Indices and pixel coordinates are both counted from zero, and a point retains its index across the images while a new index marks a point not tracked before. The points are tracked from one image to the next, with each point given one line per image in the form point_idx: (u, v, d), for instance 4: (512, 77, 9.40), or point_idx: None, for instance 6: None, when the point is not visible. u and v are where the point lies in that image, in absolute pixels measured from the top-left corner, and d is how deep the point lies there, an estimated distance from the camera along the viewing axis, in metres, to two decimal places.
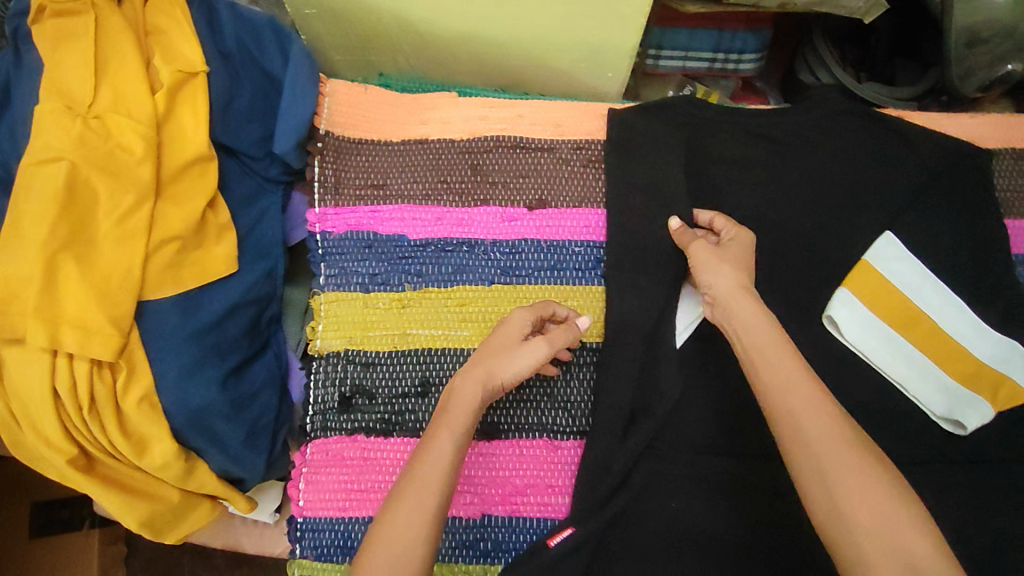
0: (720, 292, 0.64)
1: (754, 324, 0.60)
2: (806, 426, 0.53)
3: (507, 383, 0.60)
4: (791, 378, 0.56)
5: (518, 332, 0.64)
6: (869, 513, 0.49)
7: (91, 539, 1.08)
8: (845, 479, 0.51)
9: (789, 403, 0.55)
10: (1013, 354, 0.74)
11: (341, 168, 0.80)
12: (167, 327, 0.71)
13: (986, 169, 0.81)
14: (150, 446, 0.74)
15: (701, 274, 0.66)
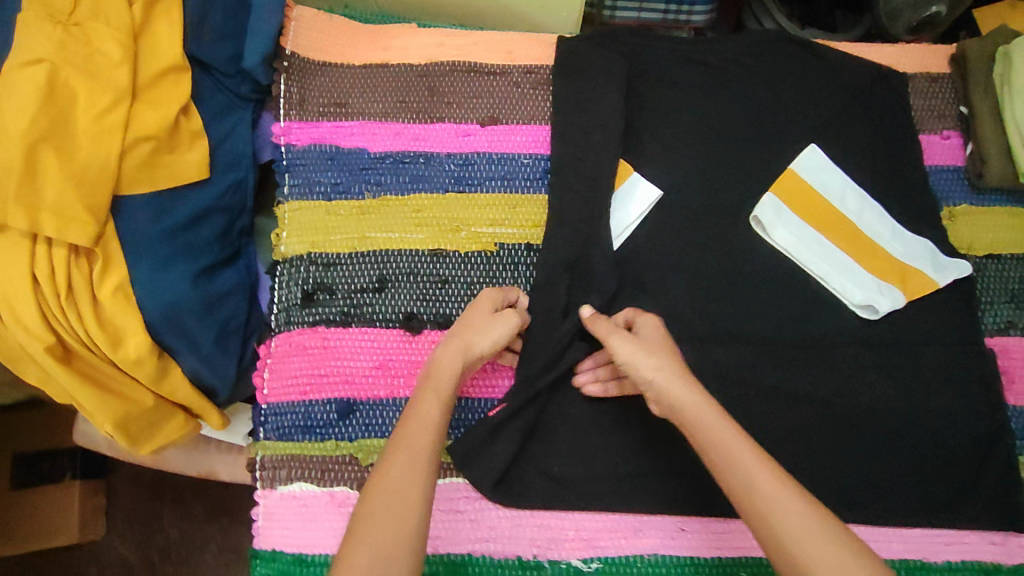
0: (661, 391, 0.63)
1: (699, 409, 0.61)
2: (766, 496, 0.56)
3: (484, 353, 0.67)
4: (737, 451, 0.59)
5: (489, 307, 0.70)
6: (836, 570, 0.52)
7: (72, 492, 1.12)
8: (812, 547, 0.53)
9: (747, 479, 0.57)
10: (922, 251, 0.81)
11: (305, 87, 0.87)
12: (142, 224, 0.79)
13: (901, 89, 0.88)
14: (124, 339, 0.80)
15: (635, 371, 0.65)
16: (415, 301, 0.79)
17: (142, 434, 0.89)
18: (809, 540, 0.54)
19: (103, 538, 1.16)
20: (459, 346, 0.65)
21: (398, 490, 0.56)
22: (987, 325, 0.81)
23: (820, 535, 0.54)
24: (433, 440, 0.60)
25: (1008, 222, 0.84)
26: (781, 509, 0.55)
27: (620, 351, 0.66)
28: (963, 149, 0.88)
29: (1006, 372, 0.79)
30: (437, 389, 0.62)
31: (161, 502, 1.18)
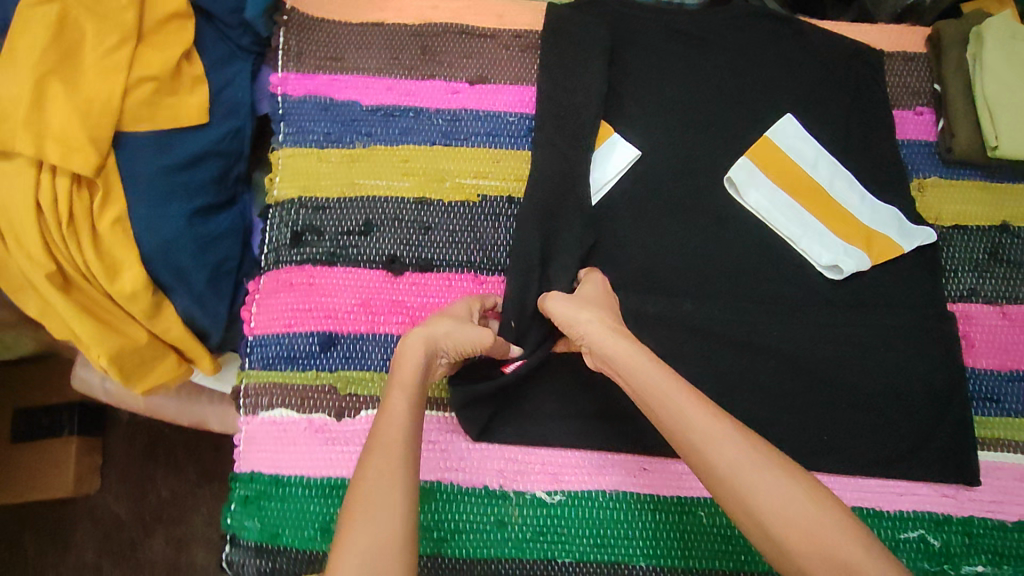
0: (594, 341, 0.66)
1: (633, 359, 0.63)
2: (704, 441, 0.57)
3: (446, 351, 0.65)
4: (686, 412, 0.59)
5: (463, 311, 0.69)
6: (773, 497, 0.54)
7: (69, 447, 1.12)
8: (752, 481, 0.55)
9: (684, 425, 0.59)
10: (891, 218, 0.83)
11: (303, 41, 0.91)
12: (141, 161, 0.82)
13: (876, 65, 0.91)
14: (120, 272, 0.83)
15: (570, 326, 0.68)
16: (398, 245, 0.83)
17: (132, 373, 0.91)
18: (746, 473, 0.55)
19: (96, 496, 1.16)
20: (422, 341, 0.63)
21: (378, 488, 0.55)
22: (948, 292, 0.82)
23: (757, 467, 0.56)
24: (407, 432, 0.59)
25: (974, 194, 0.87)
26: (719, 452, 0.57)
27: (559, 309, 0.69)
28: (935, 125, 0.91)
29: (966, 337, 0.81)
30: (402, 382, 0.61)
31: (155, 463, 1.18)
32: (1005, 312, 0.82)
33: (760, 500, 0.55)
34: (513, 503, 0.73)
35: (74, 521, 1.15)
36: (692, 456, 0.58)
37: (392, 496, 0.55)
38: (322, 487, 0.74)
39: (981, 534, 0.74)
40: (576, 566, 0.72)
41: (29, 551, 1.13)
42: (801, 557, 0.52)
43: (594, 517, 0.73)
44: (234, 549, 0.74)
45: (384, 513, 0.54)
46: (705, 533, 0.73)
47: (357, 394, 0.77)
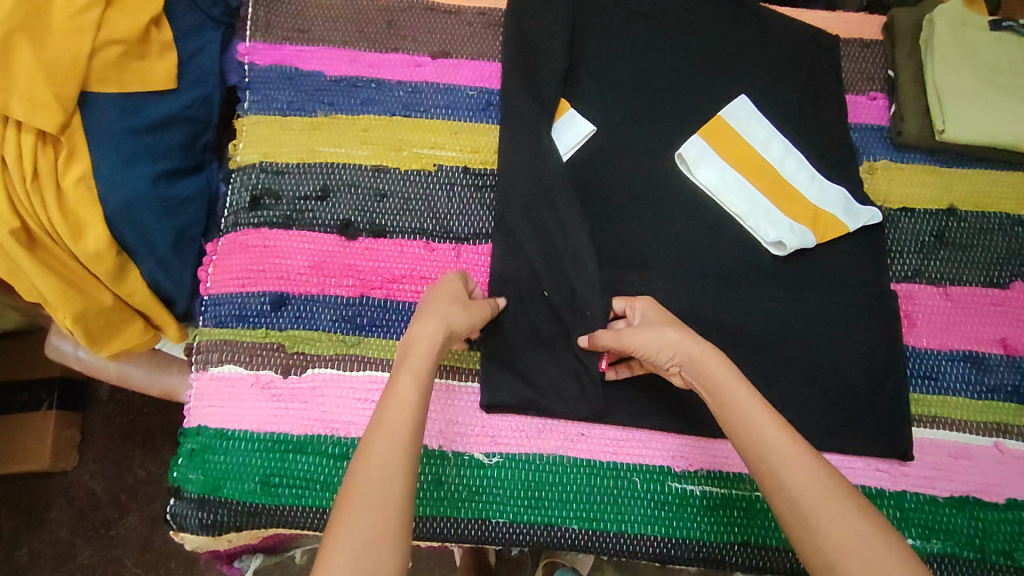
0: (685, 361, 0.66)
1: (725, 378, 0.63)
2: (785, 462, 0.56)
3: (456, 332, 0.67)
4: (766, 430, 0.58)
5: (460, 287, 0.72)
6: (842, 526, 0.52)
7: (48, 421, 1.13)
8: (824, 507, 0.53)
9: (761, 442, 0.58)
10: (838, 198, 0.85)
11: (272, 12, 0.93)
12: (107, 122, 0.84)
13: (831, 52, 0.93)
14: (84, 232, 0.84)
15: (655, 353, 0.67)
16: (354, 211, 0.84)
17: (100, 335, 0.93)
18: (816, 498, 0.54)
19: (73, 473, 1.16)
20: (436, 322, 0.65)
21: (381, 473, 0.54)
22: (893, 273, 0.84)
23: (829, 497, 0.54)
24: (409, 417, 0.58)
25: (922, 177, 0.88)
26: (794, 474, 0.55)
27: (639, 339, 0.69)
28: (887, 110, 0.92)
29: (907, 316, 0.82)
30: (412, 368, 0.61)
31: (133, 444, 1.18)
32: (948, 294, 0.83)
33: (827, 527, 0.52)
34: (451, 464, 0.74)
35: (50, 497, 1.15)
36: (763, 472, 0.57)
37: (392, 483, 0.54)
38: (266, 442, 0.75)
39: (913, 508, 0.75)
40: (510, 526, 0.73)
41: (5, 526, 1.14)
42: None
43: (529, 479, 0.74)
44: (176, 501, 0.75)
45: (382, 501, 0.53)
46: (639, 498, 0.74)
47: (305, 353, 0.78)
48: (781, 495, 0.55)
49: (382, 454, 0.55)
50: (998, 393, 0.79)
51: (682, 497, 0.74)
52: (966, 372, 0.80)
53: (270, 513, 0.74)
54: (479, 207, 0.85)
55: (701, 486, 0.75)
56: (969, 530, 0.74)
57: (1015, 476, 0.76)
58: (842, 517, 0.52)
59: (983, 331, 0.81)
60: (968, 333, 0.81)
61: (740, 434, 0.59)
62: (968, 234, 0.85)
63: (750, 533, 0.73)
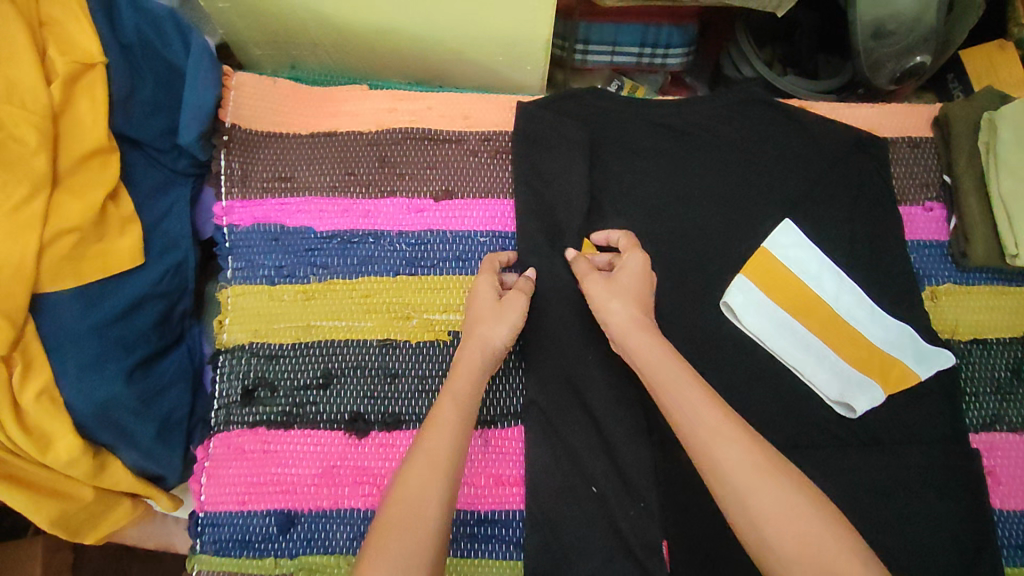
0: (614, 329, 0.65)
1: (656, 354, 0.62)
2: (712, 433, 0.56)
3: (504, 345, 0.67)
4: (698, 406, 0.58)
5: (492, 293, 0.69)
6: (774, 503, 0.52)
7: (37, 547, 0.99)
8: (756, 485, 0.53)
9: (693, 417, 0.57)
10: (904, 338, 0.75)
11: (248, 161, 0.80)
12: (67, 321, 0.68)
13: (883, 158, 0.83)
14: (53, 442, 0.71)
15: (598, 309, 0.67)
16: (363, 400, 0.74)
17: (84, 525, 0.82)
18: (753, 478, 0.53)
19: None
20: (476, 347, 0.65)
21: (417, 492, 0.55)
22: (970, 421, 0.75)
23: (765, 476, 0.54)
24: (451, 441, 0.59)
25: (993, 302, 0.79)
26: (728, 453, 0.55)
27: (591, 290, 0.68)
28: (947, 223, 0.83)
29: (991, 473, 0.73)
30: (455, 393, 0.62)
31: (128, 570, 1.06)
32: None
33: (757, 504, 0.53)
34: None
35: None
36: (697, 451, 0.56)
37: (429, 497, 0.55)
38: None
39: None
40: None
41: None
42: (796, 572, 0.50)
43: None
44: None
45: (422, 514, 0.54)
46: None
47: None
48: (716, 478, 0.55)
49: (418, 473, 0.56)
50: None
51: None
52: None
53: None
54: (513, 381, 0.75)
55: None
56: None
57: None
58: (775, 494, 0.53)
59: None
60: None
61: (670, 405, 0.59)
62: None
63: None
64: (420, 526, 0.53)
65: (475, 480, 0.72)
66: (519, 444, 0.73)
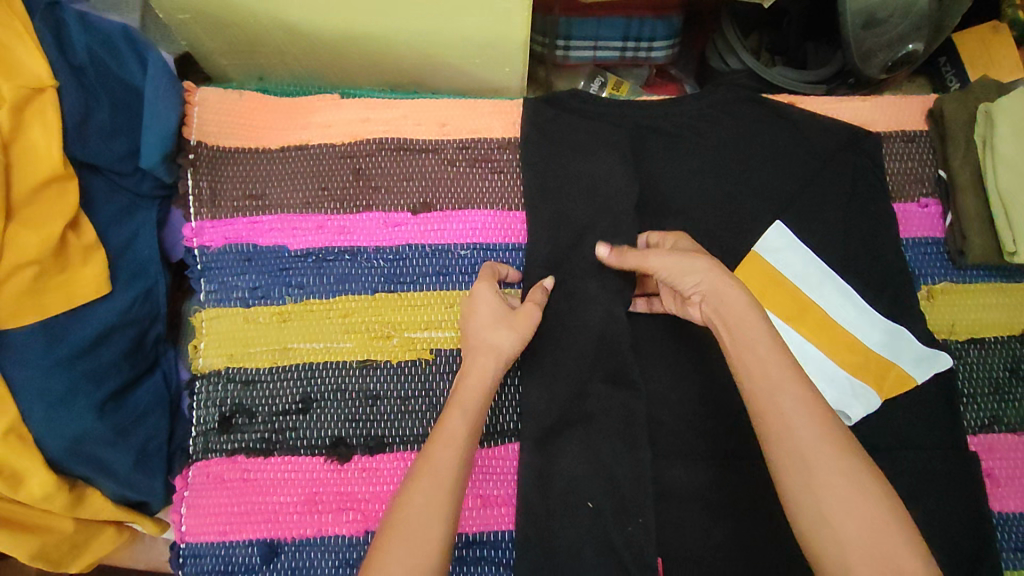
0: (707, 290, 0.61)
1: (748, 320, 0.59)
2: (794, 418, 0.53)
3: (512, 355, 0.65)
4: (779, 391, 0.55)
5: (500, 300, 0.68)
6: (845, 489, 0.51)
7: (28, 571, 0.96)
8: (830, 468, 0.51)
9: (773, 396, 0.55)
10: (900, 340, 0.73)
11: (216, 179, 0.77)
12: (30, 356, 0.67)
13: (875, 154, 0.80)
14: (25, 479, 0.69)
15: (676, 279, 0.63)
16: (343, 423, 0.71)
17: (66, 556, 0.79)
18: (827, 461, 0.52)
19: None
20: (488, 354, 0.63)
21: (419, 512, 0.52)
22: (969, 423, 0.73)
23: (838, 461, 0.52)
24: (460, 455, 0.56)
25: (989, 300, 0.77)
26: (806, 438, 0.52)
27: (660, 266, 0.65)
28: (941, 219, 0.80)
29: (989, 475, 0.72)
30: (463, 405, 0.59)
31: None
32: None
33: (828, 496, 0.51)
34: None
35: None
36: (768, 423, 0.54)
37: (435, 510, 0.53)
38: None
39: None
40: None
41: None
42: (853, 554, 0.49)
43: None
44: None
45: (426, 528, 0.52)
46: None
47: None
48: (785, 456, 0.53)
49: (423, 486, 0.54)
50: None
51: None
52: None
53: None
54: (506, 400, 0.73)
55: None
56: None
57: None
58: (844, 477, 0.51)
59: None
60: None
61: (749, 374, 0.57)
62: None
63: None
64: (420, 546, 0.51)
65: (471, 501, 0.70)
66: (511, 463, 0.72)
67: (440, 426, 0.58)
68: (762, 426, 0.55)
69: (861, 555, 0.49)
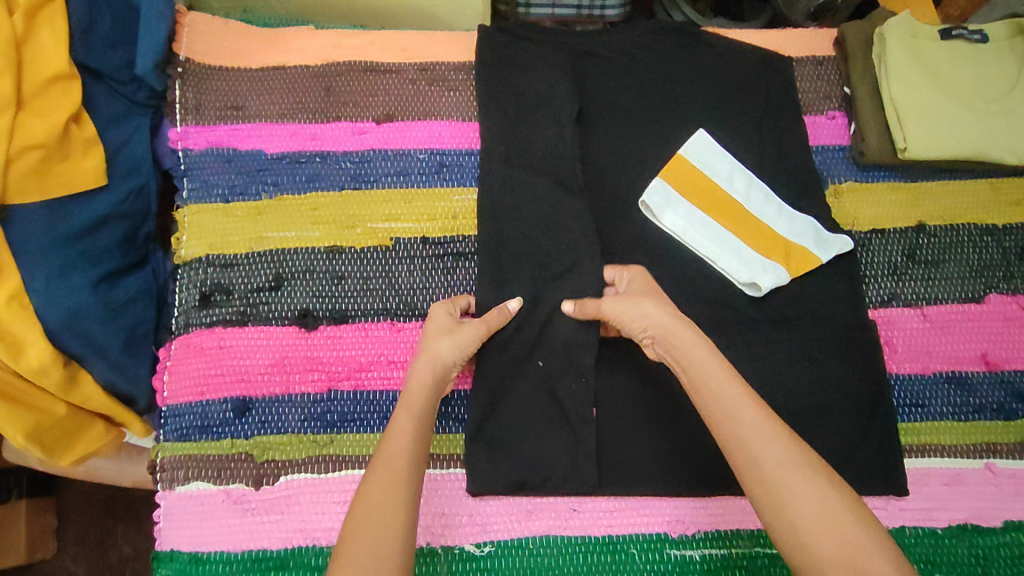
0: (657, 332, 0.68)
1: (699, 355, 0.64)
2: (753, 438, 0.59)
3: (455, 362, 0.69)
4: (740, 412, 0.60)
5: (447, 315, 0.72)
6: (810, 500, 0.55)
7: (19, 512, 1.00)
8: (793, 481, 0.56)
9: (734, 420, 0.60)
10: (808, 229, 0.82)
11: (201, 91, 0.88)
12: (35, 231, 0.76)
13: (787, 74, 0.91)
14: (25, 350, 0.76)
15: (630, 322, 0.70)
16: (311, 298, 0.80)
17: (57, 443, 0.83)
18: (790, 475, 0.56)
19: (52, 560, 1.05)
20: (427, 362, 0.68)
21: (382, 506, 0.58)
22: (870, 298, 0.82)
23: (799, 472, 0.56)
24: (408, 452, 0.62)
25: (890, 196, 0.87)
26: (766, 455, 0.57)
27: (615, 310, 0.71)
28: (847, 129, 0.90)
29: (888, 343, 0.81)
30: (409, 406, 0.65)
31: (115, 519, 1.07)
32: (925, 314, 0.82)
33: (795, 507, 0.55)
34: (443, 560, 0.72)
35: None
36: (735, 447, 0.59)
37: (393, 511, 0.58)
38: (244, 561, 0.72)
39: (915, 544, 0.74)
40: None
41: None
42: (828, 566, 0.52)
43: (525, 566, 0.72)
44: None
45: (386, 524, 0.57)
46: (638, 571, 0.72)
47: (276, 460, 0.75)
48: (752, 474, 0.57)
49: (383, 486, 0.59)
50: (984, 412, 0.79)
51: (682, 565, 0.73)
52: (951, 394, 0.79)
53: None
54: (456, 279, 0.82)
55: (700, 549, 0.73)
56: (970, 560, 0.73)
57: (1009, 498, 0.76)
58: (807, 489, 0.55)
59: (963, 351, 0.81)
60: (951, 354, 0.81)
61: (710, 403, 0.62)
62: (938, 250, 0.84)
63: None
64: (385, 545, 0.55)
65: None
66: None
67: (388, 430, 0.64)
68: (729, 452, 0.60)
69: (835, 566, 0.51)
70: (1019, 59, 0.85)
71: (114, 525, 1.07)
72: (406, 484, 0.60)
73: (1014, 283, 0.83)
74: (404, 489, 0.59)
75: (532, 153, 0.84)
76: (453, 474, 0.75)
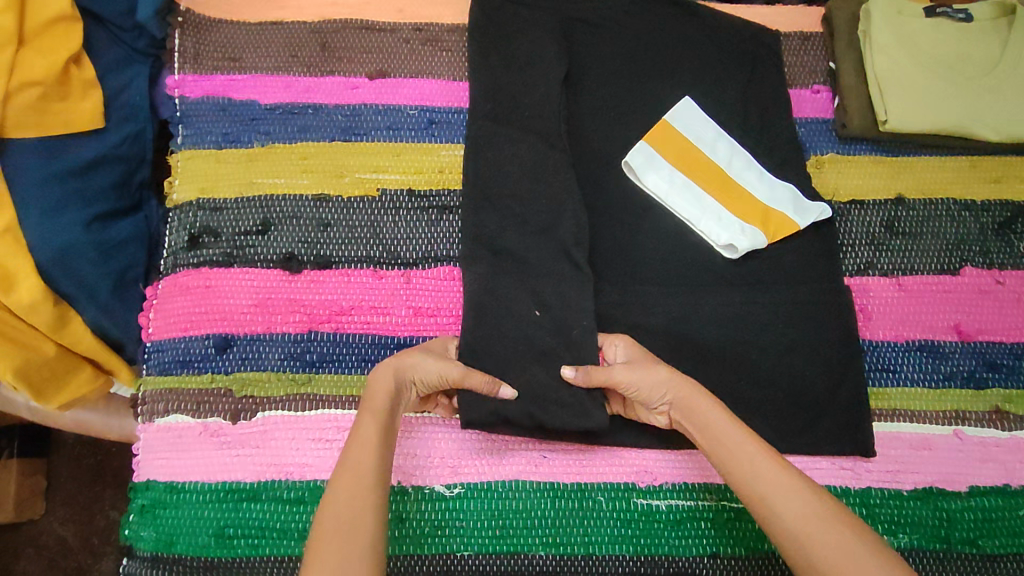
0: (671, 392, 0.67)
1: (707, 407, 0.64)
2: (770, 484, 0.57)
3: (416, 381, 0.67)
4: (752, 458, 0.59)
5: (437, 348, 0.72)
6: (834, 548, 0.53)
7: (8, 470, 0.97)
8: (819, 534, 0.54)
9: (748, 467, 0.59)
10: (790, 197, 0.83)
11: (200, 42, 0.90)
12: (29, 167, 0.77)
13: (774, 47, 0.92)
14: (16, 283, 0.74)
15: (642, 389, 0.67)
16: (297, 243, 0.82)
17: (47, 384, 0.78)
18: (807, 522, 0.54)
19: (40, 521, 1.01)
20: (392, 367, 0.65)
21: (348, 514, 0.54)
22: (846, 267, 0.84)
23: (815, 517, 0.55)
24: (376, 458, 0.58)
25: (870, 169, 0.88)
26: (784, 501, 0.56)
27: (627, 380, 0.68)
28: (831, 103, 0.92)
29: (862, 310, 0.82)
30: (374, 410, 0.61)
31: (105, 485, 1.03)
32: (901, 284, 0.83)
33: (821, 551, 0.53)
34: (413, 499, 0.73)
35: (16, 549, 0.99)
36: (756, 501, 0.58)
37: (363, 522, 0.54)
38: (218, 492, 0.74)
39: (879, 504, 0.76)
40: (475, 559, 0.72)
41: None
42: None
43: (493, 509, 0.74)
44: (130, 561, 0.73)
45: (357, 531, 0.53)
46: (606, 518, 0.74)
47: (254, 396, 0.77)
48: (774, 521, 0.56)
49: (349, 494, 0.55)
50: (953, 380, 0.80)
51: (648, 514, 0.74)
52: (922, 362, 0.81)
53: (226, 566, 0.72)
54: (441, 232, 0.83)
55: (667, 500, 0.75)
56: (934, 521, 0.75)
57: (974, 463, 0.77)
58: (832, 541, 0.53)
59: (936, 321, 0.82)
60: (923, 323, 0.82)
61: (721, 454, 0.61)
62: (916, 222, 0.85)
63: (718, 544, 0.73)
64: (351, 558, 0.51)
65: (410, 314, 0.80)
66: (457, 284, 0.81)
67: (354, 435, 0.60)
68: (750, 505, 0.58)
69: None
70: (1002, 39, 0.86)
71: (102, 489, 1.02)
72: (369, 496, 0.55)
73: (990, 258, 0.84)
74: (368, 504, 0.55)
75: (519, 112, 0.85)
76: (427, 417, 0.76)
